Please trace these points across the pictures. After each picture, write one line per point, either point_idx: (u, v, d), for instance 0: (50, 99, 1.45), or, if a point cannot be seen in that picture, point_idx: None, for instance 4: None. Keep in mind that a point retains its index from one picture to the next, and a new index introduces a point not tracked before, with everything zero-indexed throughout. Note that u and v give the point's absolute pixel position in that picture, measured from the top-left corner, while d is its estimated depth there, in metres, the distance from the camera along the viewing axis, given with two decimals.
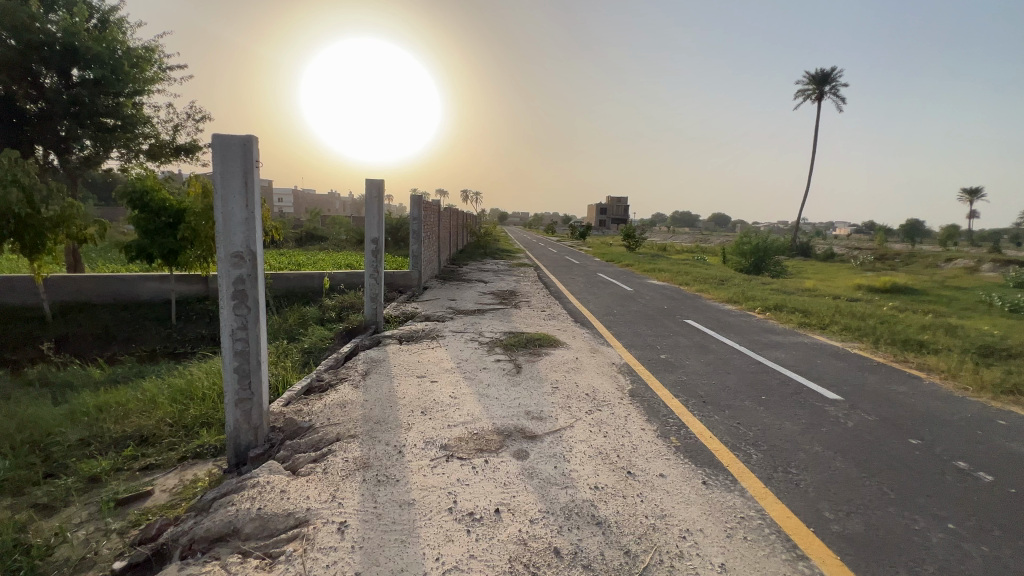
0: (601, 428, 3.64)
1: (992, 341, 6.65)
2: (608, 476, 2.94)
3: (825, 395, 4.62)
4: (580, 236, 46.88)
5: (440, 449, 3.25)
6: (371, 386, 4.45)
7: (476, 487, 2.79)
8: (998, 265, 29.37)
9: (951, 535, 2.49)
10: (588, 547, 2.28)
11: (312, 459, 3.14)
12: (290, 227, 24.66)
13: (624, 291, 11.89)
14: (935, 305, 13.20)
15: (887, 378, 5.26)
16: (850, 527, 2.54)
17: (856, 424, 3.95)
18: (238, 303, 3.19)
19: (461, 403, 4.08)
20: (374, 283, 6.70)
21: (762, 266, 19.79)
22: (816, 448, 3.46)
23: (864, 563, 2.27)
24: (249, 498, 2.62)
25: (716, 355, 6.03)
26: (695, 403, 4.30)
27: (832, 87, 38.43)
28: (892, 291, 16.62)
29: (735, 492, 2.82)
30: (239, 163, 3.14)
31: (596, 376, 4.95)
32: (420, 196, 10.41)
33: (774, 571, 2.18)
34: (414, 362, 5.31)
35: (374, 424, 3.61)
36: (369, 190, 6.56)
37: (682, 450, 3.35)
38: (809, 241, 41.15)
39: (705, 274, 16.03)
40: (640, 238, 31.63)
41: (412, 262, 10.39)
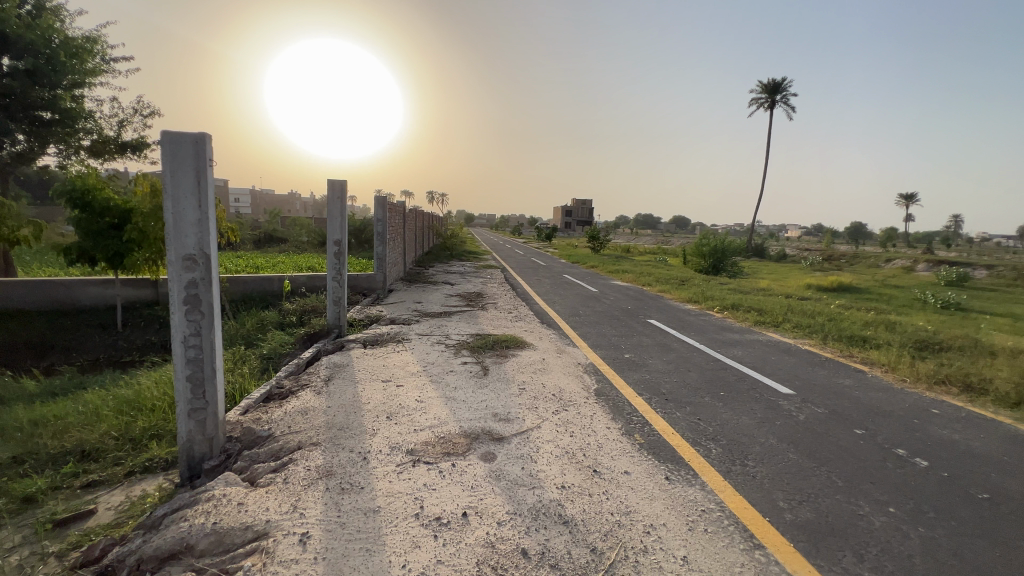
0: (568, 428, 3.68)
1: (925, 335, 7.16)
2: (575, 475, 2.97)
3: (778, 389, 4.85)
4: (546, 237, 47.25)
5: (406, 454, 3.20)
6: (334, 392, 4.33)
7: (443, 491, 2.76)
8: (931, 265, 31.62)
9: (892, 519, 2.67)
10: (555, 547, 2.30)
11: (271, 469, 3.03)
12: (247, 227, 23.70)
13: (589, 292, 12.08)
14: (875, 303, 14.09)
15: (834, 372, 5.57)
16: (803, 515, 2.67)
17: (807, 416, 4.16)
18: (191, 308, 3.04)
19: (427, 407, 4.03)
20: (336, 285, 6.52)
21: (720, 266, 20.55)
22: (771, 441, 3.62)
23: (815, 549, 2.39)
24: (203, 513, 2.50)
25: (677, 353, 6.21)
26: (657, 400, 4.43)
27: (783, 96, 40.42)
28: (838, 290, 17.58)
29: (696, 486, 2.92)
30: (191, 161, 3.00)
31: (563, 376, 5.01)
32: (385, 197, 10.28)
33: (733, 561, 2.26)
34: (379, 366, 5.21)
35: (338, 431, 3.52)
36: (331, 190, 6.40)
37: (646, 447, 3.43)
38: (764, 243, 43.05)
39: (666, 275, 16.49)
40: (605, 239, 32.20)
41: (376, 264, 10.21)
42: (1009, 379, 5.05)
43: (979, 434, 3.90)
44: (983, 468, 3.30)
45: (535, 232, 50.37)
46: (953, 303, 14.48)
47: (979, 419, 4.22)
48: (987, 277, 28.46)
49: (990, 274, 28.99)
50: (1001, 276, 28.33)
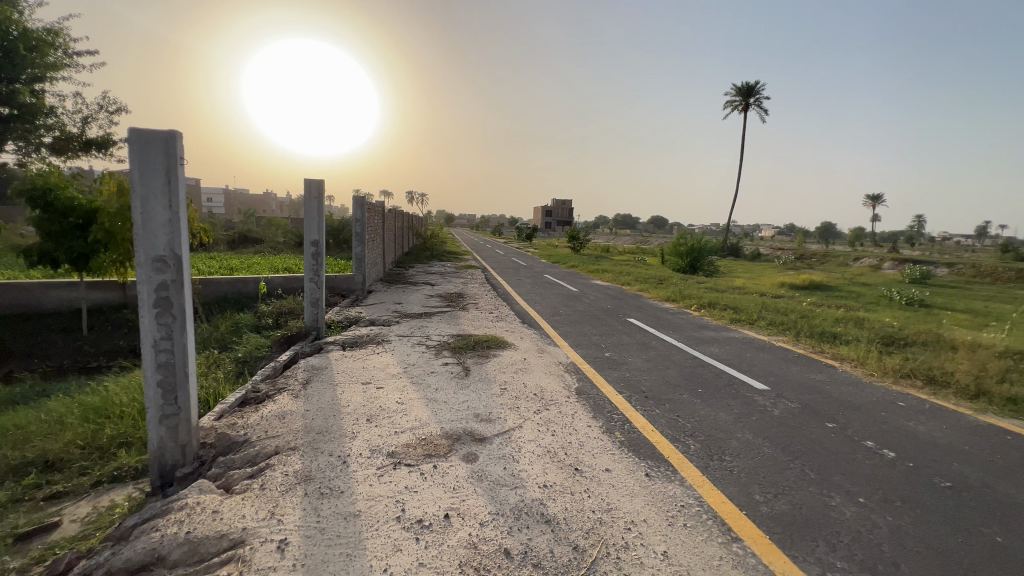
0: (549, 428, 3.69)
1: (892, 331, 7.43)
2: (556, 474, 2.99)
3: (753, 385, 4.97)
4: (526, 237, 47.33)
5: (387, 456, 3.17)
6: (312, 395, 4.26)
7: (424, 493, 2.74)
8: (897, 263, 32.86)
9: (862, 509, 2.76)
10: (538, 546, 2.31)
11: (247, 476, 2.96)
12: (220, 227, 23.08)
13: (569, 292, 12.17)
14: (844, 300, 14.56)
15: (807, 368, 5.73)
16: (777, 507, 2.75)
17: (781, 411, 4.28)
18: (161, 311, 2.95)
19: (408, 409, 4.00)
20: (314, 286, 6.41)
21: (697, 265, 20.91)
22: (746, 436, 3.71)
23: (790, 541, 2.45)
24: (176, 522, 2.43)
25: (656, 351, 6.30)
26: (637, 398, 4.49)
27: (756, 99, 41.43)
28: (810, 288, 18.10)
29: (675, 482, 2.97)
30: (161, 159, 2.91)
31: (544, 376, 5.03)
32: (364, 197, 10.17)
33: (712, 554, 2.31)
34: (358, 368, 5.14)
35: (317, 435, 3.46)
36: (308, 189, 6.29)
37: (626, 444, 3.48)
38: (739, 242, 44.00)
39: (644, 274, 16.72)
40: (585, 239, 32.45)
41: (355, 264, 10.08)
42: (969, 371, 5.29)
43: (942, 425, 4.06)
44: (946, 457, 3.45)
45: (515, 232, 50.39)
46: (917, 299, 15.07)
47: (942, 411, 4.40)
48: (948, 275, 29.72)
49: (951, 272, 30.27)
50: (960, 274, 29.63)
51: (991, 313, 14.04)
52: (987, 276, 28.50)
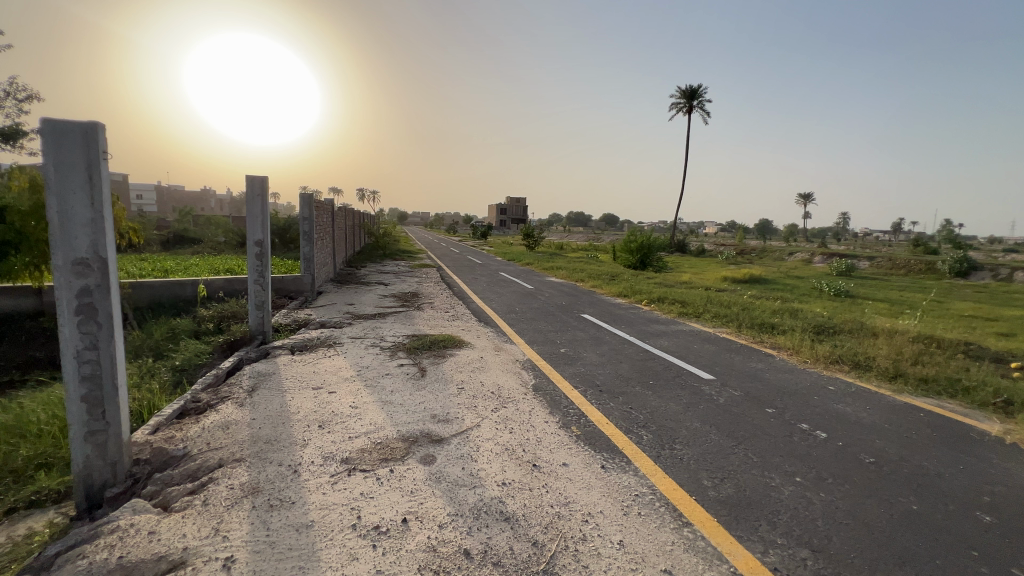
0: (507, 425, 3.71)
1: (822, 321, 8.01)
2: (514, 471, 3.01)
3: (700, 375, 5.22)
4: (481, 235, 47.20)
5: (341, 463, 3.07)
6: (259, 403, 4.05)
7: (381, 498, 2.68)
8: (826, 257, 35.44)
9: (799, 487, 2.96)
10: (498, 544, 2.32)
11: (188, 492, 2.77)
12: (152, 227, 21.46)
13: (525, 289, 12.26)
14: (780, 292, 15.54)
15: (748, 357, 6.07)
16: (724, 491, 2.90)
17: (725, 399, 4.52)
18: (84, 319, 2.71)
19: (363, 413, 3.89)
20: (259, 289, 6.10)
21: (647, 262, 21.64)
22: (695, 424, 3.89)
23: (735, 521, 2.60)
24: (107, 547, 2.25)
25: (609, 346, 6.47)
26: (592, 392, 4.60)
27: (699, 103, 43.30)
28: (750, 282, 19.16)
29: (630, 472, 3.07)
30: (79, 153, 2.67)
31: (501, 374, 5.04)
32: (311, 195, 9.84)
33: (665, 540, 2.40)
34: (308, 372, 4.95)
35: (265, 444, 3.30)
36: (250, 186, 5.97)
37: (582, 438, 3.55)
38: (686, 239, 45.78)
39: (597, 271, 17.09)
40: (539, 237, 32.72)
41: (303, 265, 9.70)
42: (888, 355, 5.80)
43: (866, 406, 4.43)
44: (869, 435, 3.77)
45: (470, 230, 50.09)
46: (844, 291, 16.35)
47: (865, 392, 4.81)
48: (869, 267, 32.41)
49: (871, 264, 33.04)
50: (880, 267, 32.35)
51: (905, 302, 15.47)
52: (902, 268, 31.25)
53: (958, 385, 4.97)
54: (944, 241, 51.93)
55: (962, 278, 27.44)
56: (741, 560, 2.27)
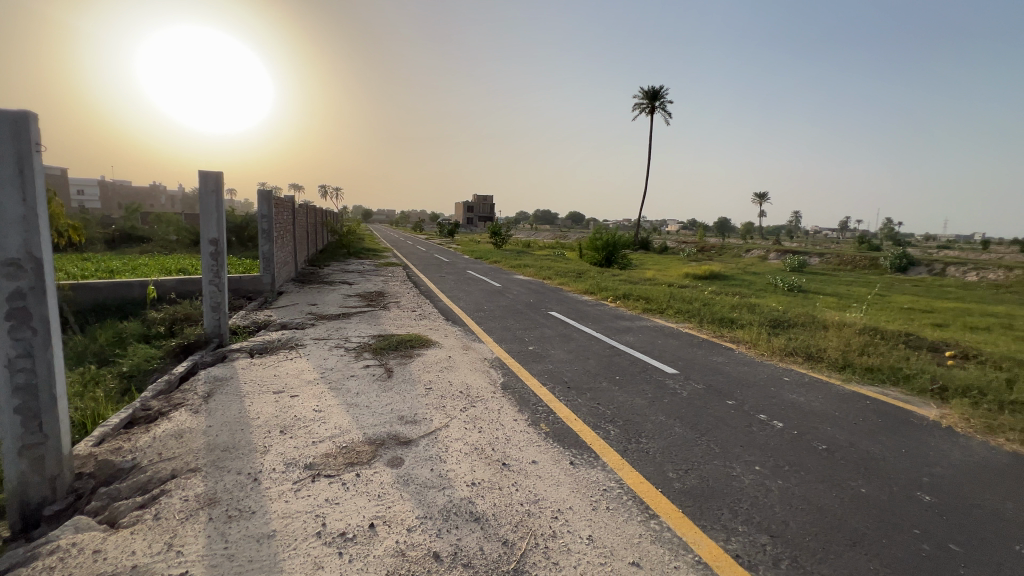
0: (476, 424, 3.69)
1: (778, 315, 8.38)
2: (484, 471, 2.99)
3: (665, 370, 5.36)
4: (449, 233, 46.75)
5: (305, 469, 2.97)
6: (215, 410, 3.87)
7: (347, 504, 2.61)
8: (780, 254, 37.08)
9: (758, 475, 3.08)
10: (467, 545, 2.30)
11: (138, 505, 2.61)
12: (95, 225, 20.14)
13: (492, 287, 12.25)
14: (738, 288, 16.14)
15: (710, 351, 6.28)
16: (688, 482, 2.98)
17: (688, 392, 4.65)
18: (17, 324, 2.50)
19: (327, 417, 3.78)
20: (214, 290, 5.82)
21: (613, 259, 22.03)
22: (660, 418, 3.98)
23: (699, 511, 2.67)
24: (45, 571, 2.09)
25: (577, 343, 6.54)
26: (560, 389, 4.63)
27: (661, 103, 44.40)
28: (710, 278, 19.81)
29: (598, 467, 3.11)
30: (8, 144, 2.47)
31: (470, 373, 5.01)
32: (270, 192, 9.51)
33: (633, 533, 2.45)
34: (269, 376, 4.76)
35: (222, 453, 3.16)
36: (204, 182, 5.69)
37: (551, 435, 3.57)
38: (649, 236, 46.90)
39: (565, 268, 17.26)
40: (506, 234, 32.74)
41: (262, 264, 9.34)
42: (837, 347, 6.13)
43: (818, 395, 4.65)
44: (822, 423, 3.96)
45: (436, 228, 49.52)
46: (796, 286, 17.16)
47: (817, 382, 5.07)
48: (819, 263, 34.17)
49: (821, 260, 34.84)
50: (828, 263, 34.18)
51: (851, 295, 16.42)
52: (848, 264, 33.13)
53: (900, 373, 5.31)
54: (885, 239, 55.36)
55: (901, 273, 29.38)
56: (706, 549, 2.35)
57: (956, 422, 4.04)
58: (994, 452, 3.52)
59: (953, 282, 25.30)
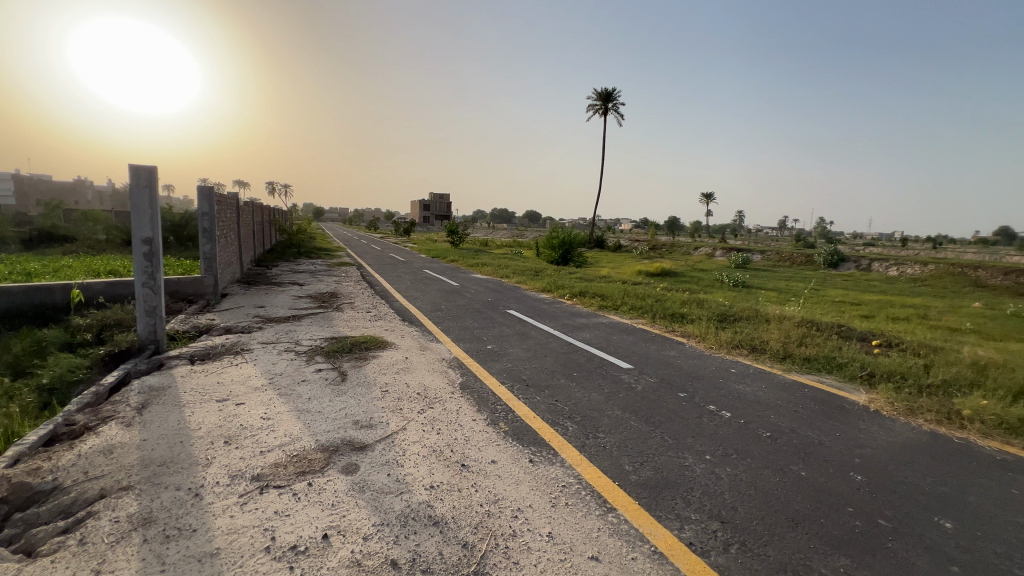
0: (434, 426, 3.63)
1: (724, 309, 8.78)
2: (443, 473, 2.95)
3: (620, 365, 5.50)
4: (404, 232, 45.83)
5: (252, 481, 2.82)
6: (150, 422, 3.59)
7: (299, 515, 2.50)
8: (725, 252, 38.94)
9: (709, 464, 3.21)
10: (426, 550, 2.25)
11: (60, 531, 2.38)
12: (8, 223, 18.26)
13: (450, 286, 12.13)
14: (687, 284, 16.80)
15: (662, 345, 6.50)
16: (643, 474, 3.06)
17: (642, 386, 4.79)
18: None
19: (276, 424, 3.60)
20: (148, 293, 5.42)
21: (569, 257, 22.35)
22: (617, 413, 4.07)
23: (654, 502, 2.75)
24: None
25: (535, 340, 6.59)
26: (519, 387, 4.64)
27: (613, 104, 45.42)
28: (661, 275, 20.51)
29: (557, 464, 3.14)
30: None
31: (427, 374, 4.93)
32: (211, 188, 8.98)
33: (592, 527, 2.48)
34: (211, 383, 4.48)
35: (159, 468, 2.94)
36: (136, 177, 5.30)
37: (511, 434, 3.56)
38: (604, 234, 47.98)
39: (523, 267, 17.35)
40: (463, 233, 32.53)
41: (204, 265, 8.81)
42: (778, 339, 6.49)
43: (762, 385, 4.91)
44: (765, 412, 4.18)
45: (391, 227, 48.49)
46: (740, 281, 18.08)
47: (761, 372, 5.35)
48: (761, 260, 36.19)
49: (762, 257, 36.91)
50: (769, 259, 36.21)
51: (789, 290, 17.51)
52: (786, 261, 35.29)
53: (833, 362, 5.70)
54: (819, 237, 59.40)
55: (833, 269, 31.62)
56: (661, 539, 2.42)
57: (883, 406, 4.38)
58: (914, 432, 3.85)
59: (876, 276, 27.54)
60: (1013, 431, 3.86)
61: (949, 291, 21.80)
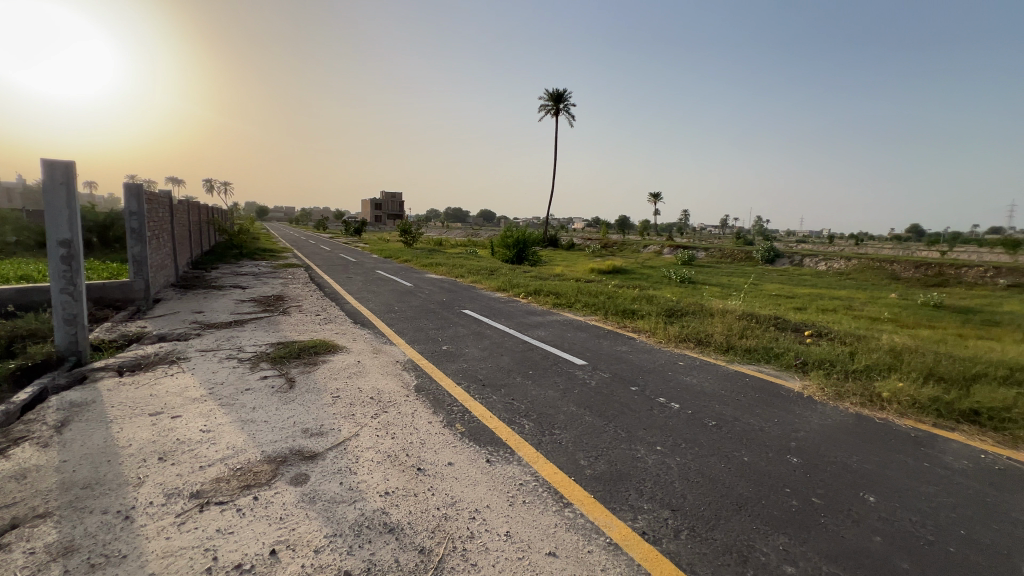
0: (388, 431, 3.55)
1: (672, 305, 9.15)
2: (398, 479, 2.88)
3: (574, 361, 5.60)
4: (355, 231, 44.36)
5: (190, 499, 2.64)
6: (72, 441, 3.29)
7: (244, 532, 2.37)
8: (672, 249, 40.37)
9: (660, 455, 3.33)
10: (382, 559, 2.20)
11: None
12: None
13: (403, 287, 11.89)
14: (638, 281, 17.35)
15: (614, 341, 6.69)
16: (598, 468, 3.13)
17: (596, 381, 4.91)
18: None
19: (218, 436, 3.40)
20: (68, 300, 4.95)
21: (524, 256, 22.49)
22: (572, 409, 4.14)
23: (609, 495, 2.81)
24: None
25: (490, 339, 6.59)
26: (475, 387, 4.63)
27: (564, 105, 46.14)
28: (613, 273, 21.05)
29: (514, 462, 3.15)
30: None
31: (381, 377, 4.81)
32: (140, 185, 8.33)
33: (549, 523, 2.51)
34: (143, 396, 4.16)
35: (83, 490, 2.69)
36: (50, 172, 4.83)
37: (467, 435, 3.54)
38: (557, 233, 48.52)
39: (478, 265, 17.29)
40: (416, 232, 31.91)
41: (133, 268, 8.16)
42: (721, 331, 6.85)
43: (707, 376, 5.16)
44: (711, 402, 4.39)
45: (341, 227, 46.94)
46: (687, 278, 18.88)
47: (706, 364, 5.62)
48: (705, 257, 37.95)
49: (706, 254, 38.68)
50: (712, 256, 38.01)
51: (731, 285, 18.45)
52: (728, 257, 37.21)
53: (771, 352, 6.08)
54: (757, 236, 63.04)
55: (769, 265, 33.67)
56: (616, 530, 2.48)
57: (815, 391, 4.72)
58: (842, 415, 4.18)
59: (807, 271, 29.58)
60: (924, 410, 4.26)
61: (869, 284, 23.70)
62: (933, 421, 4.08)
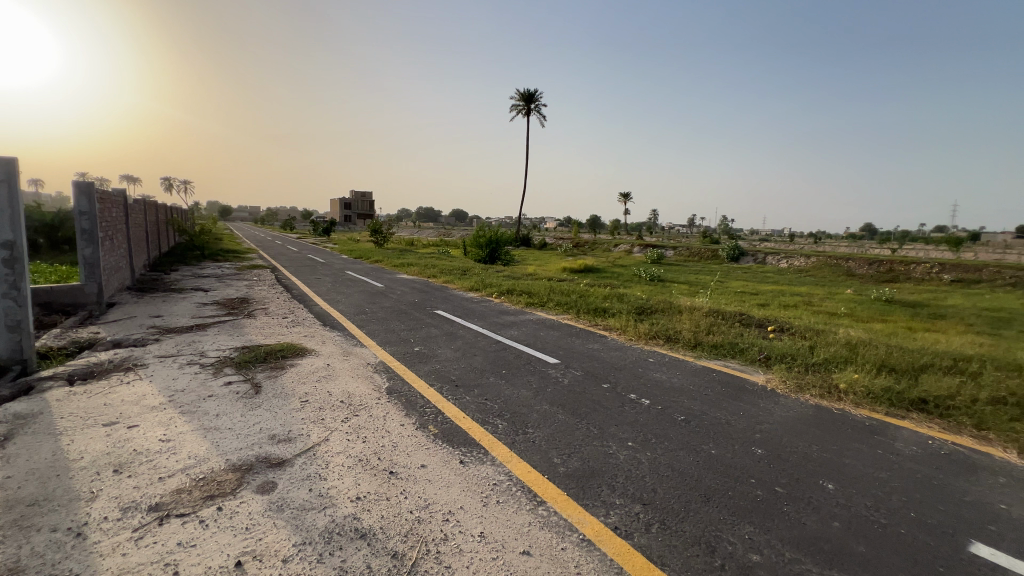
0: (360, 435, 3.48)
1: (642, 303, 9.32)
2: (370, 483, 2.83)
3: (547, 360, 5.64)
4: (323, 231, 43.27)
5: (149, 512, 2.52)
6: (17, 455, 3.09)
7: (207, 544, 2.28)
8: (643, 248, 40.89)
9: (631, 450, 3.40)
10: (353, 565, 2.16)
11: None
12: None
13: (374, 288, 11.69)
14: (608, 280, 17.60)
15: (586, 339, 6.77)
16: (571, 465, 3.16)
17: (569, 379, 4.95)
18: None
19: (178, 446, 3.26)
20: (11, 305, 4.65)
21: (496, 256, 22.44)
22: (545, 407, 4.17)
23: (582, 492, 2.84)
24: None
25: (463, 340, 6.56)
26: (448, 388, 4.60)
27: (535, 106, 46.30)
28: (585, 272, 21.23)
29: (487, 462, 3.14)
30: None
31: (351, 380, 4.72)
32: (91, 183, 7.90)
33: (523, 522, 2.52)
34: (96, 405, 3.95)
35: (30, 508, 2.54)
36: None
37: (440, 436, 3.51)
38: (529, 233, 48.53)
39: (451, 265, 17.16)
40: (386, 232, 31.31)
41: (84, 271, 7.73)
42: (689, 328, 7.03)
43: (676, 372, 5.29)
44: (680, 397, 4.50)
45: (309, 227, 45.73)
46: (656, 276, 19.26)
47: (675, 360, 5.75)
48: (673, 256, 38.76)
49: (674, 253, 39.54)
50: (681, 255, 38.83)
51: (698, 283, 18.89)
52: (696, 256, 38.10)
53: (736, 347, 6.27)
54: (722, 235, 64.78)
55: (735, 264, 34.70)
56: (589, 526, 2.51)
57: (777, 384, 4.90)
58: (802, 406, 4.36)
59: (770, 269, 30.54)
60: (877, 399, 4.48)
61: (827, 281, 24.70)
62: (886, 410, 4.30)
